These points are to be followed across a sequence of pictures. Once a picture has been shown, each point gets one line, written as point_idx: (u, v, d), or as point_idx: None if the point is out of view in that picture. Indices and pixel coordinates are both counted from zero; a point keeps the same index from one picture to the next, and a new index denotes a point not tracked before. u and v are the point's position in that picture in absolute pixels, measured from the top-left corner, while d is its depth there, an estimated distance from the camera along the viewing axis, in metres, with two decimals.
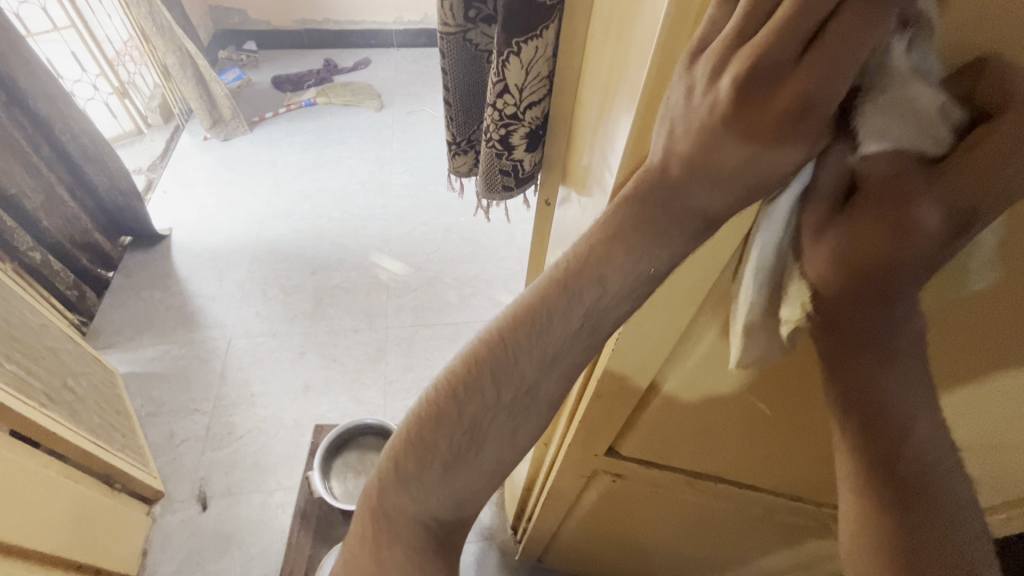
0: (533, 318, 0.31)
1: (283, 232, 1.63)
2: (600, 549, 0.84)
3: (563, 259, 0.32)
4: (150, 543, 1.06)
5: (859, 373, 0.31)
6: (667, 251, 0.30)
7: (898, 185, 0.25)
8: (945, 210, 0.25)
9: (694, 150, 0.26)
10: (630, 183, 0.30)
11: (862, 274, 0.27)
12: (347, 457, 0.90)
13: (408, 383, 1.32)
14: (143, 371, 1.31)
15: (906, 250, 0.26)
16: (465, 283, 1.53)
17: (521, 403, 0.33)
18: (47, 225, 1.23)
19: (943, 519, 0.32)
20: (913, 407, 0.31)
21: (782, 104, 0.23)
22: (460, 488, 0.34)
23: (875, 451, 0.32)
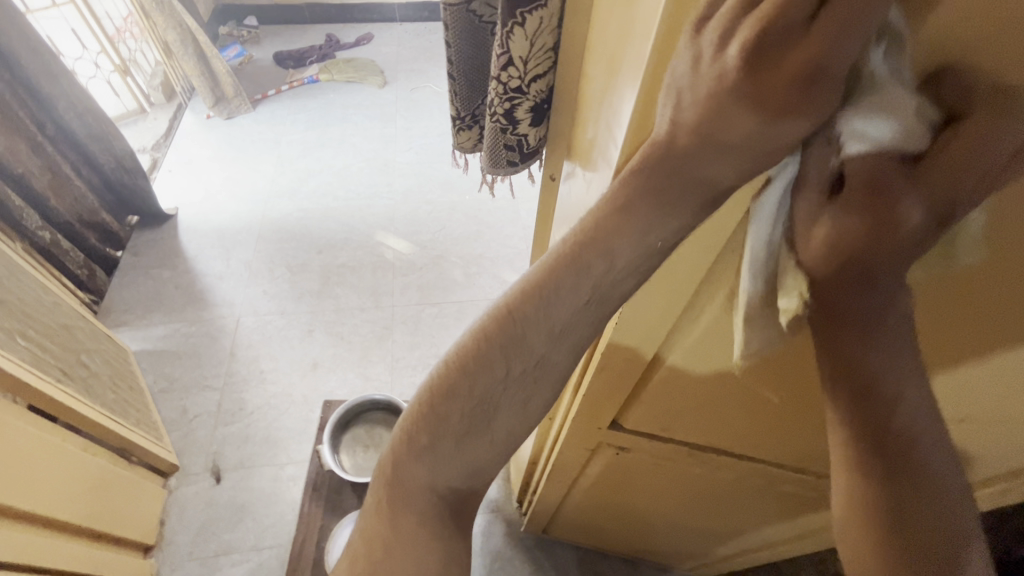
0: (541, 292, 0.31)
1: (288, 211, 1.63)
2: (603, 520, 0.86)
3: (572, 232, 0.32)
4: (167, 513, 1.09)
5: (852, 359, 0.31)
6: (677, 223, 0.30)
7: (883, 183, 0.25)
8: (926, 206, 0.26)
9: (702, 120, 0.26)
10: (636, 156, 0.30)
11: (851, 263, 0.28)
12: (356, 432, 0.92)
13: (415, 360, 1.34)
14: (154, 348, 1.33)
15: (891, 242, 0.27)
16: (471, 262, 1.53)
17: (531, 376, 0.33)
18: (55, 205, 1.23)
19: (938, 502, 0.32)
20: (903, 392, 0.31)
21: (792, 70, 0.22)
22: (472, 458, 0.35)
23: (872, 438, 0.32)
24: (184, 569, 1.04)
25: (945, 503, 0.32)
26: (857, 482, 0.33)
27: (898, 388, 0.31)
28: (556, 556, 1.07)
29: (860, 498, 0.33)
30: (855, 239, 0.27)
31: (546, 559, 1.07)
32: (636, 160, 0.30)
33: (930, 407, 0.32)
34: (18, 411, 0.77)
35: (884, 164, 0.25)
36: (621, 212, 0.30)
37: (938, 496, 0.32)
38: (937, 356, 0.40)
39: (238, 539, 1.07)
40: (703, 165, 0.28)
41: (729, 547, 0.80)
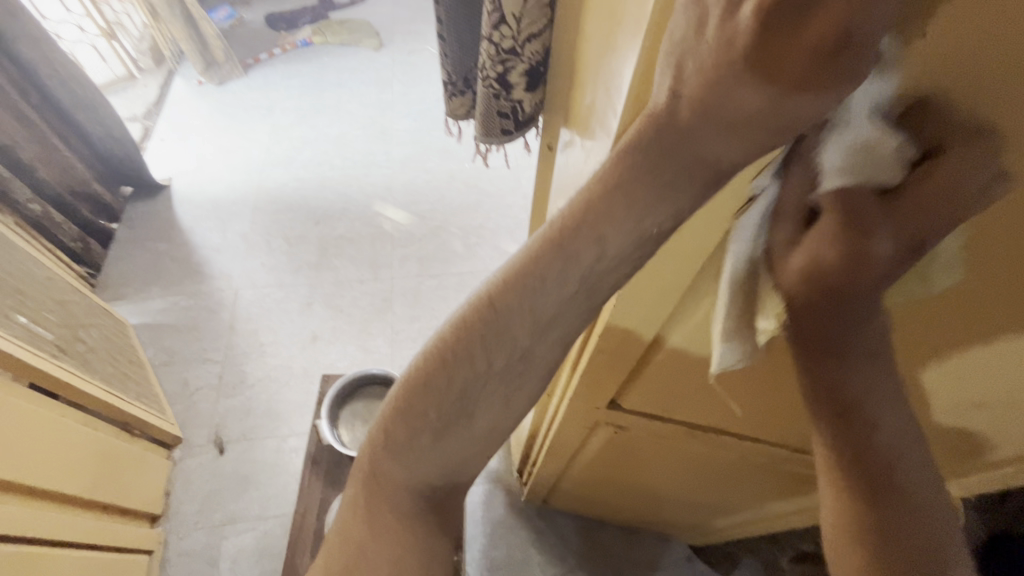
0: (524, 280, 0.29)
1: (284, 181, 1.59)
2: (602, 493, 0.86)
3: (559, 215, 0.29)
4: (172, 484, 1.11)
5: (831, 375, 0.33)
6: (674, 207, 0.27)
7: (858, 217, 0.27)
8: (896, 239, 0.28)
9: (705, 91, 0.23)
10: (630, 130, 0.27)
11: (825, 290, 0.30)
12: (354, 406, 0.92)
13: (415, 332, 1.33)
14: (153, 322, 1.32)
15: (864, 271, 0.29)
16: (470, 233, 1.50)
17: (514, 369, 0.32)
18: (44, 175, 1.20)
19: (910, 508, 0.35)
20: (877, 409, 0.34)
21: (814, 38, 0.20)
22: (453, 452, 0.34)
23: (849, 449, 0.35)
24: (192, 537, 1.06)
25: (920, 509, 0.35)
26: (839, 491, 0.37)
27: (868, 403, 0.34)
28: (556, 524, 1.09)
29: (845, 507, 0.36)
30: (830, 270, 0.29)
31: (546, 527, 1.08)
32: (630, 134, 0.27)
33: (899, 417, 0.35)
34: (14, 388, 0.77)
35: (857, 204, 0.27)
36: (613, 194, 0.27)
37: (911, 501, 0.35)
38: (916, 356, 0.41)
39: (243, 508, 1.09)
40: (707, 141, 0.25)
41: (728, 519, 0.80)
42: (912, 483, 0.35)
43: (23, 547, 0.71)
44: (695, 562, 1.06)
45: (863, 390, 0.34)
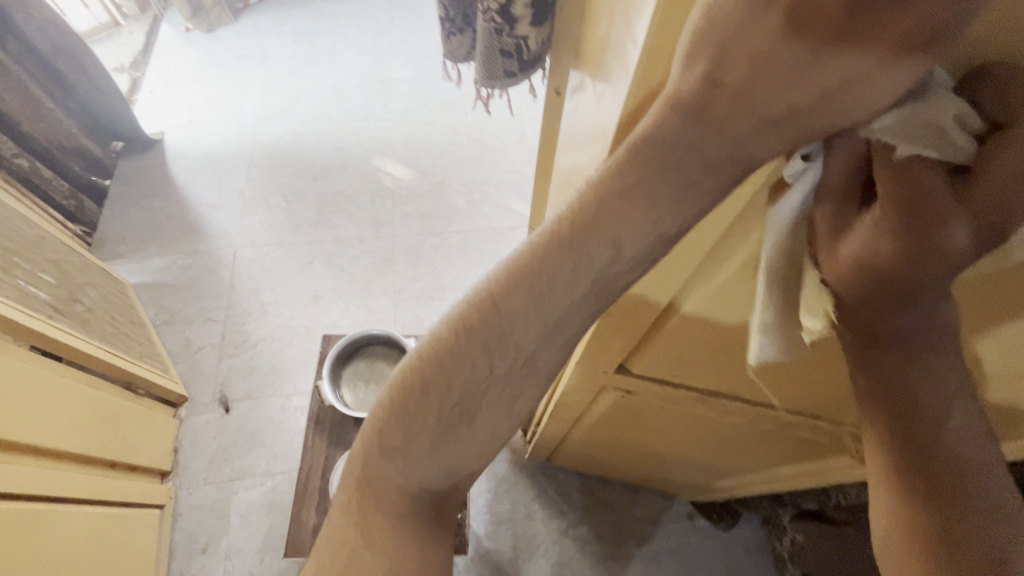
0: (531, 283, 0.26)
1: (280, 135, 1.53)
2: (608, 453, 0.86)
3: (569, 207, 0.26)
4: (180, 441, 1.12)
5: (885, 368, 0.29)
6: (698, 208, 0.25)
7: (926, 202, 0.23)
8: (974, 226, 0.23)
9: (749, 78, 0.21)
10: (645, 122, 0.24)
11: (883, 282, 0.26)
12: (356, 367, 0.91)
13: (417, 292, 1.30)
14: (153, 281, 1.30)
15: (932, 266, 0.24)
16: (473, 189, 1.45)
17: (518, 374, 0.29)
18: (29, 130, 1.15)
19: (987, 522, 0.29)
20: (942, 404, 0.29)
21: (906, 20, 0.18)
22: (452, 457, 0.31)
23: (909, 451, 0.29)
24: (201, 492, 1.08)
25: (1002, 521, 0.29)
26: (898, 503, 0.30)
27: (934, 402, 0.29)
28: (560, 481, 1.10)
29: (907, 520, 0.30)
30: (886, 262, 0.25)
31: (550, 483, 1.09)
32: (646, 128, 0.24)
33: (970, 418, 0.29)
34: (12, 349, 0.76)
35: (919, 183, 0.23)
36: (631, 194, 0.24)
37: (988, 516, 0.29)
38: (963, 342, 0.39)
39: (251, 465, 1.10)
40: (743, 137, 0.23)
41: (731, 479, 0.80)
42: (993, 495, 0.29)
43: (32, 504, 0.72)
44: (696, 518, 1.08)
45: (928, 387, 0.29)
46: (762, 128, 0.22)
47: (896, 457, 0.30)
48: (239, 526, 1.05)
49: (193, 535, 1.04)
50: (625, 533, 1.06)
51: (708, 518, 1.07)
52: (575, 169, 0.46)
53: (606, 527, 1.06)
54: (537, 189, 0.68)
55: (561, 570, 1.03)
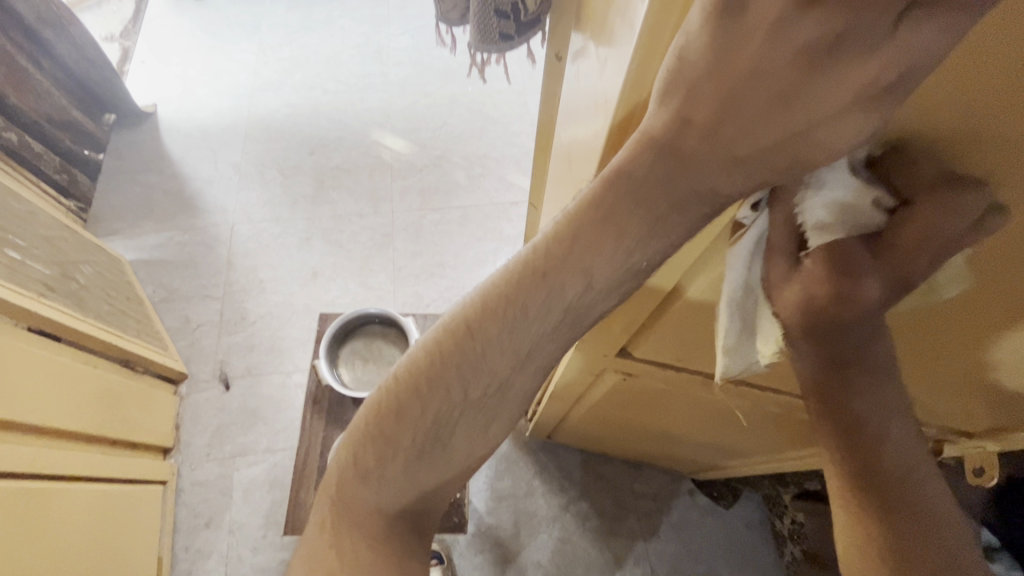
0: (506, 311, 0.32)
1: (275, 107, 1.49)
2: (609, 432, 0.85)
3: (544, 238, 0.32)
4: (182, 418, 1.12)
5: (831, 390, 0.36)
6: (665, 241, 0.30)
7: (850, 260, 0.32)
8: (882, 281, 0.31)
9: (712, 122, 0.26)
10: (620, 155, 0.30)
11: (822, 317, 0.34)
12: (353, 346, 0.91)
13: (417, 269, 1.28)
14: (150, 258, 1.28)
15: (855, 306, 0.33)
16: (474, 163, 1.41)
17: (489, 400, 0.34)
18: (16, 102, 1.11)
19: (917, 515, 0.36)
20: (877, 419, 0.36)
21: (847, 90, 0.23)
22: (423, 477, 0.36)
23: (852, 459, 0.37)
24: (204, 468, 1.08)
25: (926, 513, 0.36)
26: (848, 501, 0.38)
27: (869, 417, 0.36)
28: (561, 458, 1.10)
29: (857, 518, 0.38)
30: (824, 305, 0.33)
31: (551, 461, 1.09)
32: (619, 163, 0.29)
33: (902, 426, 0.37)
34: (7, 329, 0.76)
35: (843, 248, 0.31)
36: (600, 225, 0.30)
37: (917, 509, 0.36)
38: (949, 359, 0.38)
39: (252, 442, 1.10)
40: (707, 172, 0.28)
41: (736, 459, 0.79)
42: (919, 490, 0.37)
43: (34, 482, 0.73)
44: (697, 495, 1.08)
45: (863, 406, 0.36)
46: (724, 166, 0.27)
47: (841, 462, 0.37)
48: (242, 502, 1.06)
49: (197, 510, 1.05)
50: (626, 510, 1.06)
51: (709, 495, 1.08)
52: (575, 141, 0.44)
53: (607, 503, 1.07)
54: (537, 164, 0.65)
55: (562, 546, 1.03)
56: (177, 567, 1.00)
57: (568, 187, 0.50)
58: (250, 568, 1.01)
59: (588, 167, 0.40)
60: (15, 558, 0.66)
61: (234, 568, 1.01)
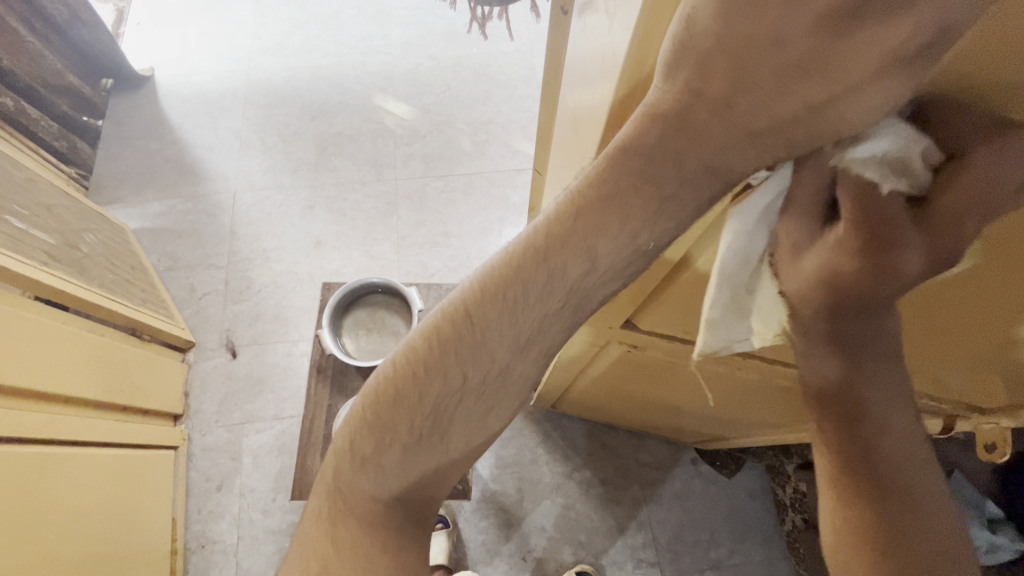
0: (507, 294, 0.31)
1: (275, 70, 1.45)
2: (612, 403, 0.85)
3: (544, 219, 0.30)
4: (191, 385, 1.14)
5: (841, 376, 0.33)
6: (672, 221, 0.29)
7: (892, 233, 0.26)
8: (925, 255, 0.27)
9: (728, 94, 0.24)
10: (625, 129, 0.28)
11: (842, 295, 0.30)
12: (357, 316, 0.91)
13: (422, 238, 1.27)
14: (153, 226, 1.28)
15: (886, 285, 0.29)
16: (479, 129, 1.38)
17: (492, 384, 0.33)
18: (10, 66, 1.09)
19: (921, 519, 0.33)
20: (885, 410, 0.33)
21: (870, 59, 0.22)
22: (421, 465, 0.35)
23: (855, 453, 0.34)
24: (213, 434, 1.10)
25: (930, 516, 0.34)
26: (844, 501, 0.35)
27: (878, 406, 0.33)
28: (565, 427, 1.10)
29: (856, 520, 0.34)
30: (848, 281, 0.29)
31: (554, 430, 1.10)
32: (623, 138, 0.28)
33: (908, 419, 0.34)
34: (12, 298, 0.76)
35: (881, 213, 0.26)
36: (604, 206, 0.28)
37: (923, 512, 0.34)
38: (953, 343, 0.37)
39: (260, 409, 1.12)
40: (721, 148, 0.26)
41: (740, 431, 0.79)
42: (925, 492, 0.34)
43: (47, 448, 0.74)
44: (700, 464, 1.09)
45: (873, 394, 0.33)
46: (740, 141, 0.26)
47: (841, 457, 0.35)
48: (252, 467, 1.08)
49: (208, 475, 1.07)
50: (629, 478, 1.08)
51: (712, 465, 1.08)
52: (582, 102, 0.41)
53: (610, 472, 1.08)
54: (541, 129, 0.63)
55: (565, 512, 1.05)
56: (191, 529, 1.03)
57: (572, 153, 0.48)
58: (261, 530, 1.04)
59: (593, 132, 0.38)
60: (32, 520, 0.68)
61: (245, 530, 1.04)
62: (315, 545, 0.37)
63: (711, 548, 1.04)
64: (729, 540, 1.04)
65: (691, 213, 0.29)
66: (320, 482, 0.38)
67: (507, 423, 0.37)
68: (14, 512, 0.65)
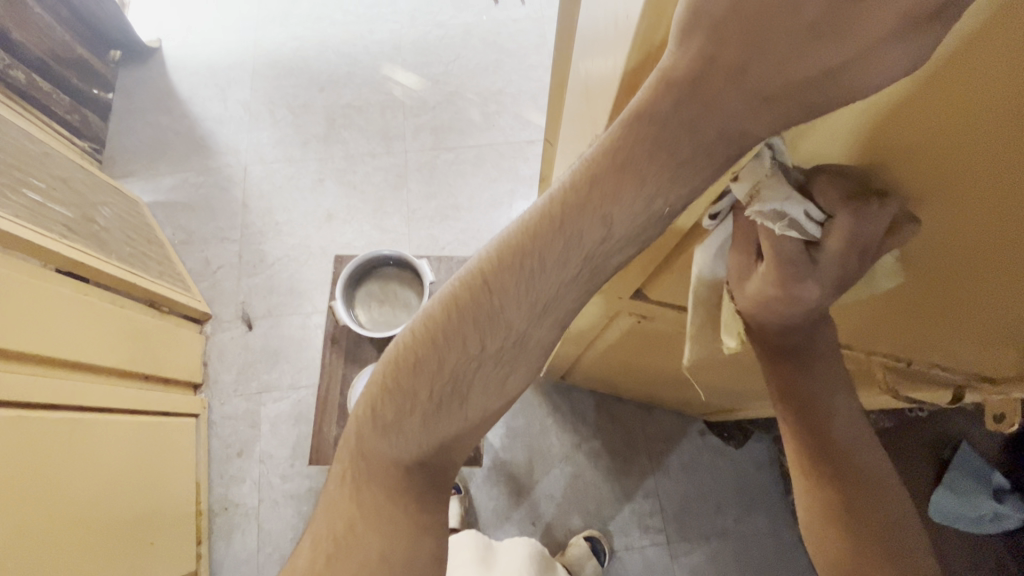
0: (523, 261, 0.31)
1: (282, 40, 1.43)
2: (620, 374, 0.86)
3: (560, 187, 0.30)
4: (209, 355, 1.17)
5: (788, 375, 0.42)
6: (689, 187, 0.29)
7: (793, 271, 0.33)
8: (821, 285, 0.34)
9: (742, 58, 0.24)
10: (638, 96, 0.27)
11: (773, 313, 0.38)
12: (369, 288, 0.92)
13: (432, 212, 1.27)
14: (167, 199, 1.29)
15: (801, 306, 0.36)
16: (489, 99, 1.35)
17: (509, 352, 0.34)
18: (19, 38, 1.08)
19: (867, 484, 0.43)
20: (827, 400, 0.42)
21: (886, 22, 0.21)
22: (440, 432, 0.36)
23: (811, 438, 0.43)
24: (232, 403, 1.14)
25: (873, 483, 0.43)
26: (810, 476, 0.44)
27: (821, 397, 0.42)
28: (574, 397, 1.12)
29: (823, 491, 0.44)
30: (773, 304, 0.37)
31: (564, 401, 1.12)
32: (638, 104, 0.27)
33: (849, 406, 0.43)
34: (33, 270, 0.78)
35: (788, 254, 0.33)
36: (619, 172, 0.28)
37: (866, 479, 0.43)
38: (968, 320, 0.36)
39: (277, 379, 1.15)
40: (735, 113, 0.26)
41: (749, 402, 0.80)
42: (867, 462, 0.43)
43: (73, 414, 0.77)
44: (708, 435, 1.10)
45: (817, 387, 0.42)
46: (754, 106, 0.26)
47: (801, 440, 0.44)
48: (270, 434, 1.11)
49: (228, 441, 1.11)
50: (637, 449, 1.10)
51: (720, 436, 1.10)
52: (594, 70, 0.41)
53: (618, 442, 1.10)
54: (552, 99, 0.62)
55: (574, 480, 1.08)
56: (214, 492, 1.08)
57: (585, 124, 0.48)
58: (281, 494, 1.08)
59: (606, 100, 0.38)
60: (58, 481, 0.70)
61: (266, 494, 1.08)
62: (335, 505, 0.38)
63: (717, 517, 1.06)
64: (735, 509, 1.06)
65: (707, 181, 0.29)
66: (340, 448, 0.40)
67: (523, 390, 0.38)
68: (42, 473, 0.68)
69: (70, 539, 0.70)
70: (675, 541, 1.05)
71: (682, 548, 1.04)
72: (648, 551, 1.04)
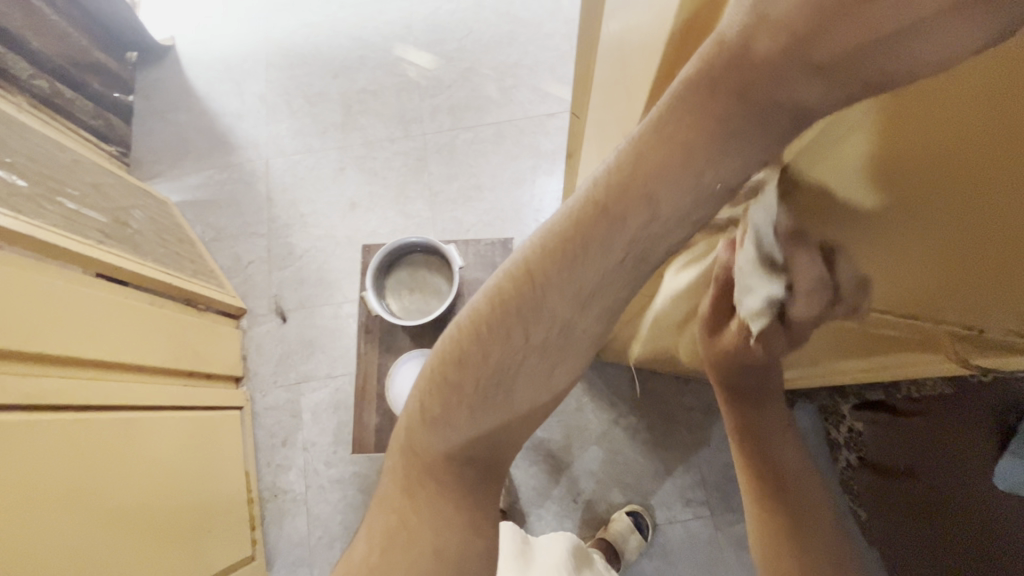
0: (567, 249, 0.30)
1: (292, 28, 1.41)
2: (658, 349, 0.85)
3: (605, 170, 0.29)
4: (248, 349, 1.20)
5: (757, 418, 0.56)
6: (741, 159, 0.27)
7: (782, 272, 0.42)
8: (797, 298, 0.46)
9: (810, 24, 0.21)
10: (689, 65, 0.26)
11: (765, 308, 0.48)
12: (398, 276, 0.92)
13: (454, 194, 1.25)
14: (194, 198, 1.30)
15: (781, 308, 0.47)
16: (505, 73, 1.31)
17: (555, 342, 0.33)
18: (39, 47, 1.09)
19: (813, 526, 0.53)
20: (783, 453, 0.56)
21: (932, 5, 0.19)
22: (487, 423, 0.36)
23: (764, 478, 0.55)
24: (273, 394, 1.17)
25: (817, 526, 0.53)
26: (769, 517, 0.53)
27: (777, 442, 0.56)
28: (608, 373, 1.11)
29: (781, 535, 0.53)
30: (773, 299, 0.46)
31: (598, 378, 1.11)
32: (688, 74, 0.26)
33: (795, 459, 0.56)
34: (75, 277, 0.80)
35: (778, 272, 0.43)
36: (669, 145, 0.27)
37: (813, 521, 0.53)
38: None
39: (314, 368, 1.17)
40: (787, 82, 0.24)
41: (796, 375, 0.79)
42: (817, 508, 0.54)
43: (125, 413, 0.80)
44: None
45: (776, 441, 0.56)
46: (804, 74, 0.23)
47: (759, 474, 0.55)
48: (311, 423, 1.14)
49: (272, 431, 1.15)
50: (676, 423, 1.08)
51: None
52: (628, 36, 0.38)
53: (657, 417, 1.08)
54: (578, 72, 0.59)
55: (613, 457, 1.07)
56: (263, 480, 1.12)
57: (621, 96, 0.45)
58: (326, 479, 1.11)
59: (646, 68, 0.35)
60: (92, 488, 0.69)
61: (312, 480, 1.11)
62: (387, 501, 0.39)
63: None
64: None
65: (760, 153, 0.27)
66: (393, 441, 0.40)
67: (572, 380, 0.37)
68: (89, 475, 0.69)
69: (121, 543, 0.72)
70: (719, 513, 1.03)
71: (726, 520, 1.03)
72: (691, 523, 1.04)
